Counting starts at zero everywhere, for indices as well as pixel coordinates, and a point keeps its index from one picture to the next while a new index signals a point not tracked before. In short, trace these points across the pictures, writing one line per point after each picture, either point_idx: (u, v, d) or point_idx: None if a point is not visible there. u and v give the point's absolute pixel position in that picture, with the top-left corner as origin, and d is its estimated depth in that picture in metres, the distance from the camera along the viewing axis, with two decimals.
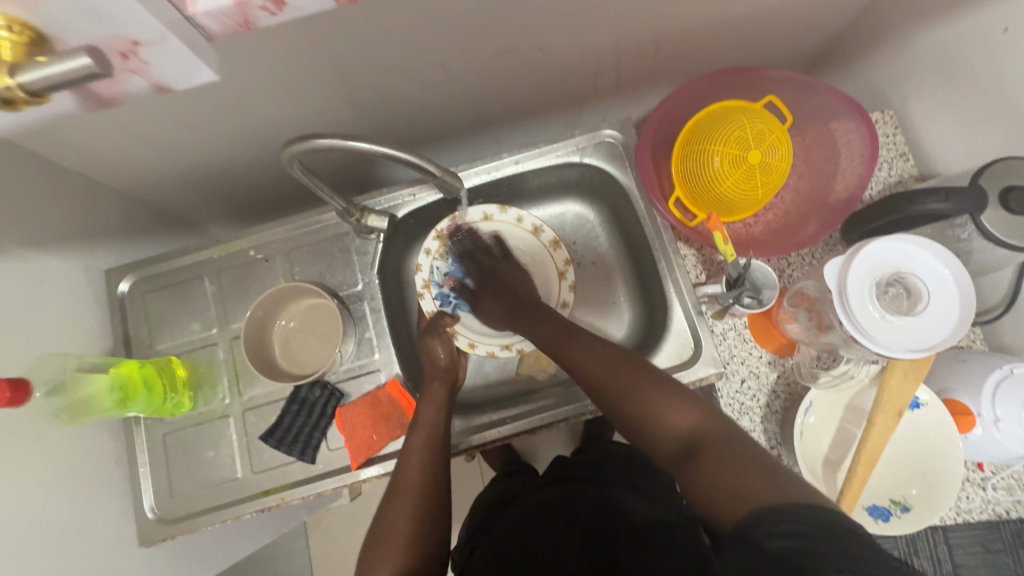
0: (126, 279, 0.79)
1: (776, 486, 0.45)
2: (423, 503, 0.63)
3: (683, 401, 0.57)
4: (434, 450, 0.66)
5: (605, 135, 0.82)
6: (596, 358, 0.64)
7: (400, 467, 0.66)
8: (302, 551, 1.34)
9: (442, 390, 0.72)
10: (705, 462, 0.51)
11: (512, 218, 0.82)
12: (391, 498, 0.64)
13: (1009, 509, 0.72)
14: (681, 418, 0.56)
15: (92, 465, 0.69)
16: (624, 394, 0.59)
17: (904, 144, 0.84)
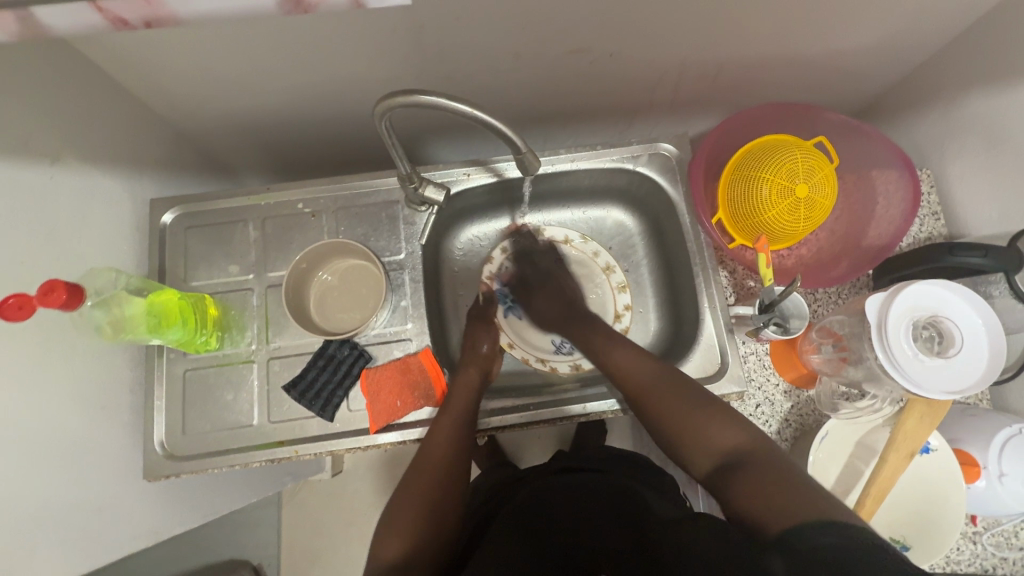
0: (171, 211, 0.79)
1: (819, 502, 0.47)
2: (437, 481, 0.64)
3: (733, 423, 0.60)
4: (460, 434, 0.67)
5: (661, 148, 0.84)
6: (637, 375, 0.69)
7: (426, 440, 0.67)
8: (275, 519, 1.32)
9: (474, 375, 0.74)
10: (746, 476, 0.53)
11: (590, 250, 0.90)
12: (411, 468, 0.66)
13: (995, 565, 0.75)
14: (725, 438, 0.59)
15: (109, 388, 0.69)
16: (664, 411, 0.64)
17: (937, 205, 0.87)
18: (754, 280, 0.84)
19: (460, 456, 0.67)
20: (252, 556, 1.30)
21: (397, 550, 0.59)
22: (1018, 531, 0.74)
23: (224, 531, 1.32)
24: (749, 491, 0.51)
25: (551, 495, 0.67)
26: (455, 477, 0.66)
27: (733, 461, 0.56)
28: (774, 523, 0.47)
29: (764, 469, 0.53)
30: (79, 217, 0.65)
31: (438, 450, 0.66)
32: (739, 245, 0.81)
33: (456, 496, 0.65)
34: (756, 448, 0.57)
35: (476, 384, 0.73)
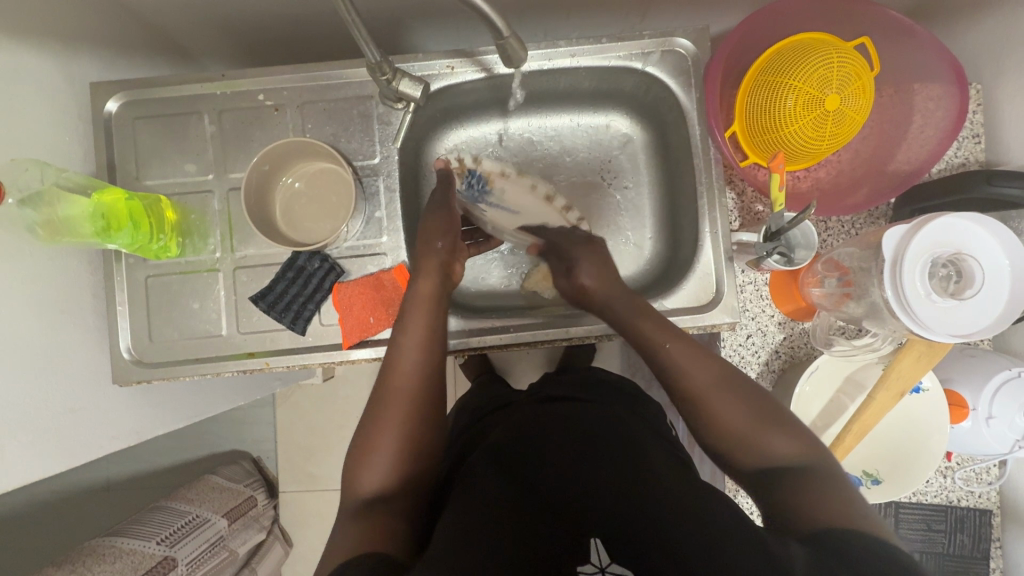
0: (114, 99, 0.70)
1: (847, 509, 0.46)
2: (413, 411, 0.60)
3: (781, 430, 0.54)
4: (431, 359, 0.63)
5: (677, 45, 0.73)
6: (682, 356, 0.61)
7: (388, 372, 0.62)
8: (269, 419, 1.36)
9: (428, 291, 0.66)
10: (808, 482, 0.49)
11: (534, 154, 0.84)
12: (377, 407, 0.60)
13: (961, 498, 0.75)
14: (779, 444, 0.53)
15: (67, 292, 0.65)
16: (715, 407, 0.57)
17: (980, 125, 0.77)
18: (763, 204, 0.77)
19: (436, 382, 0.62)
20: (252, 449, 1.36)
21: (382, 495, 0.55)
22: (990, 467, 0.74)
23: (221, 427, 1.36)
24: (796, 504, 0.48)
25: (537, 428, 0.64)
26: (434, 403, 0.61)
27: (786, 469, 0.51)
28: (802, 529, 0.45)
29: (812, 484, 0.49)
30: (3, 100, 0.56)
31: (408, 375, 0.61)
32: (750, 164, 0.73)
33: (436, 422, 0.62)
34: (799, 455, 0.52)
35: (437, 290, 0.66)
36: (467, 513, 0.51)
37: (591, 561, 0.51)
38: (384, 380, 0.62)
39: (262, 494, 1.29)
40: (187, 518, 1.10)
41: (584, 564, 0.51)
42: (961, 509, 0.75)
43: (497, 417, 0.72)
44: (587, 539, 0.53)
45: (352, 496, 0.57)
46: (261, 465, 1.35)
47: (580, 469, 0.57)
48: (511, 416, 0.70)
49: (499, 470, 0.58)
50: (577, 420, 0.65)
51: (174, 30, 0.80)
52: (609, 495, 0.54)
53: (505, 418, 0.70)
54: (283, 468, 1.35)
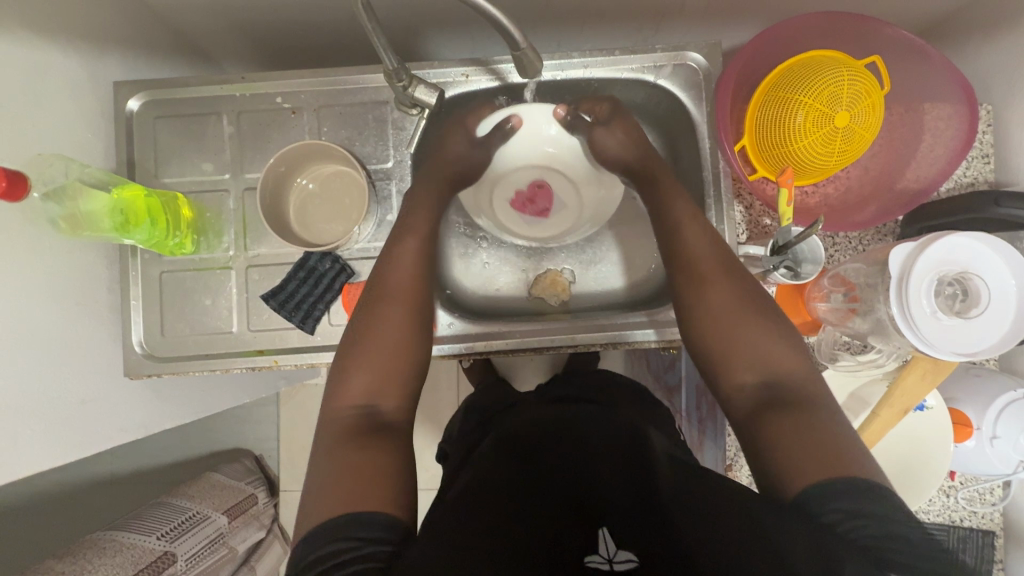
0: (136, 98, 0.71)
1: (844, 455, 0.47)
2: (407, 316, 0.63)
3: (788, 344, 0.59)
4: (420, 276, 0.65)
5: (688, 59, 0.74)
6: (720, 259, 0.65)
7: (384, 274, 0.65)
8: (272, 417, 1.36)
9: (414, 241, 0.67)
10: (794, 411, 0.52)
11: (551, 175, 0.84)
12: (373, 306, 0.63)
13: (964, 517, 0.75)
14: (778, 357, 0.58)
15: (83, 285, 0.66)
16: (724, 315, 0.61)
17: (989, 145, 0.77)
18: (770, 218, 0.77)
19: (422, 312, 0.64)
20: (254, 446, 1.37)
21: (366, 386, 0.58)
22: (994, 488, 0.74)
23: (225, 423, 1.37)
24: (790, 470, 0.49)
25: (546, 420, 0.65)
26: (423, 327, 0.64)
27: (780, 393, 0.55)
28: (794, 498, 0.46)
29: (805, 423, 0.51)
30: (30, 97, 0.58)
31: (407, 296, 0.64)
32: (759, 178, 0.74)
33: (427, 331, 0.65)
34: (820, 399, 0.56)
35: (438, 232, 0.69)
36: (477, 495, 0.52)
37: (598, 552, 0.47)
38: (380, 284, 0.64)
39: (263, 492, 1.30)
40: (187, 514, 1.10)
41: (592, 555, 0.47)
42: (964, 529, 0.75)
43: (506, 416, 0.72)
44: (595, 530, 0.50)
45: (340, 404, 0.57)
46: (263, 463, 1.36)
47: (591, 464, 0.56)
48: (518, 414, 0.70)
49: (511, 462, 0.58)
50: (588, 419, 0.65)
51: (197, 33, 0.82)
52: (622, 477, 0.54)
53: (512, 417, 0.70)
54: (285, 467, 1.35)
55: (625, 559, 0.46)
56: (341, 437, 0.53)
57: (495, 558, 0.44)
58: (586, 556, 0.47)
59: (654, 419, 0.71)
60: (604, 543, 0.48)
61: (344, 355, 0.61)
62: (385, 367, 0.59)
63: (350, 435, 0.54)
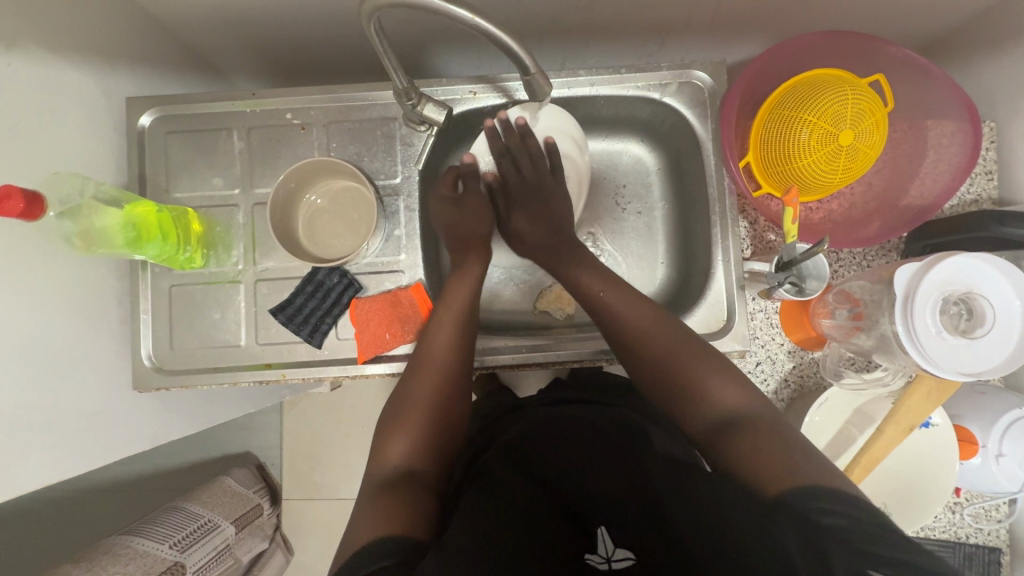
0: (148, 114, 0.72)
1: (803, 462, 0.48)
2: (445, 382, 0.64)
3: (735, 383, 0.58)
4: (460, 344, 0.67)
5: (694, 77, 0.75)
6: (631, 308, 0.66)
7: (425, 341, 0.67)
8: (276, 426, 1.37)
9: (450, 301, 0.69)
10: (750, 436, 0.52)
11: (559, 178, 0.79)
12: (415, 374, 0.65)
13: (969, 534, 0.75)
14: (726, 396, 0.57)
15: (94, 299, 0.67)
16: (655, 355, 0.62)
17: (993, 163, 0.78)
18: (775, 233, 0.77)
19: (459, 376, 0.65)
20: (258, 455, 1.37)
21: (409, 456, 0.58)
22: (1000, 505, 0.74)
23: (229, 432, 1.37)
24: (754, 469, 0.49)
25: (552, 428, 0.64)
26: (459, 390, 0.65)
27: (731, 420, 0.54)
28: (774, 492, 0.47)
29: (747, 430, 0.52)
30: (45, 114, 0.59)
31: (440, 359, 0.66)
32: (764, 194, 0.74)
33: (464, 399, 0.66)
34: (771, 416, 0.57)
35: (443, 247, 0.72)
36: (478, 501, 0.52)
37: (596, 552, 0.50)
38: (420, 351, 0.66)
39: (267, 502, 1.30)
40: (200, 521, 1.11)
41: (591, 553, 0.50)
42: (970, 546, 0.74)
43: (509, 419, 0.73)
44: (594, 529, 0.52)
45: (379, 467, 0.57)
46: (267, 472, 1.36)
47: (590, 466, 0.57)
48: (524, 418, 0.70)
49: (513, 467, 0.59)
50: (586, 420, 0.66)
51: (208, 48, 0.83)
52: (621, 484, 0.53)
53: (519, 420, 0.70)
54: (288, 476, 1.35)
55: (621, 557, 0.49)
56: (374, 489, 0.54)
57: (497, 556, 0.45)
58: (585, 554, 0.50)
59: (651, 414, 0.71)
60: (603, 545, 0.51)
61: (387, 421, 0.62)
62: (421, 427, 0.60)
63: (379, 487, 0.54)
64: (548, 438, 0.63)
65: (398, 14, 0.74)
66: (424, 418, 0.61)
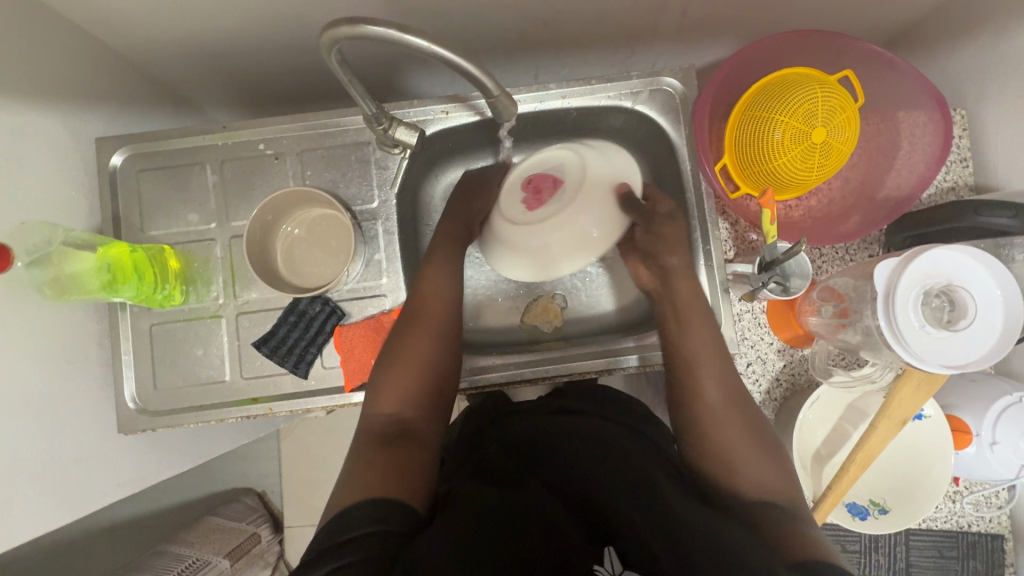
0: (119, 153, 0.72)
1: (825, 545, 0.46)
2: (435, 333, 0.67)
3: (770, 461, 0.59)
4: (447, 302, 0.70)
5: (664, 84, 0.75)
6: (696, 340, 0.70)
7: (415, 297, 0.69)
8: (272, 454, 1.35)
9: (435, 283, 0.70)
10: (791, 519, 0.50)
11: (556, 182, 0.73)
12: (404, 324, 0.67)
13: (971, 522, 0.75)
14: (767, 476, 0.57)
15: (71, 345, 0.66)
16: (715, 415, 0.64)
17: (967, 149, 0.78)
18: (756, 233, 0.78)
19: (450, 334, 0.68)
20: (256, 484, 1.35)
21: (401, 401, 0.61)
22: (999, 491, 0.74)
23: (225, 463, 1.36)
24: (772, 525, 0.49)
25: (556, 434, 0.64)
26: (450, 348, 0.68)
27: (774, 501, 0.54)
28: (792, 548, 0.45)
29: (776, 503, 0.53)
30: (10, 165, 0.58)
31: (433, 318, 0.68)
32: (742, 195, 0.75)
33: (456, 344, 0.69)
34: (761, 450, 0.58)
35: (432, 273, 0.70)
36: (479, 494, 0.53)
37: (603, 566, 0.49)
38: (410, 303, 0.69)
39: (266, 530, 1.29)
40: (188, 561, 1.14)
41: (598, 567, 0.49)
42: (973, 534, 0.74)
43: (506, 422, 0.72)
44: (601, 547, 0.51)
45: (372, 412, 0.60)
46: (265, 501, 1.35)
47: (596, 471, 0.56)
48: (522, 423, 0.70)
49: (517, 463, 0.60)
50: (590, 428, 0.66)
51: (178, 81, 0.82)
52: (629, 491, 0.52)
53: (516, 426, 0.70)
54: (287, 504, 1.34)
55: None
56: (370, 437, 0.56)
57: (495, 538, 0.47)
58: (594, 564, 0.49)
59: (648, 427, 0.70)
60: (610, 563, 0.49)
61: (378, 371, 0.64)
62: (414, 382, 0.63)
63: (374, 438, 0.56)
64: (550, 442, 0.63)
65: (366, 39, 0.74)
66: (422, 372, 0.64)
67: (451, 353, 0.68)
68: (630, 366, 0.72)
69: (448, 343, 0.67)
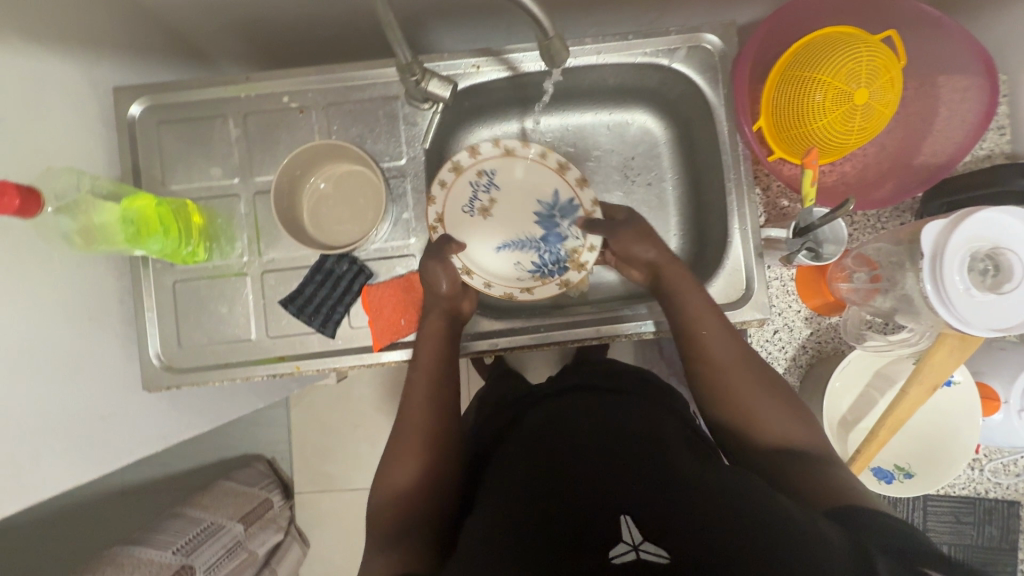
0: (139, 103, 0.69)
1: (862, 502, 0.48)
2: (426, 438, 0.62)
3: (790, 416, 0.59)
4: (435, 393, 0.64)
5: (704, 41, 0.72)
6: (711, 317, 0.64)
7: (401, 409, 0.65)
8: (285, 420, 1.36)
9: (438, 324, 0.67)
10: (825, 472, 0.53)
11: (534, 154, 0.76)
12: (392, 447, 0.63)
13: (988, 490, 0.76)
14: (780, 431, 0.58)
15: (95, 299, 0.65)
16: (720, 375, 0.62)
17: (1005, 117, 0.77)
18: (788, 199, 0.77)
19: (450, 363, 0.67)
20: (267, 450, 1.36)
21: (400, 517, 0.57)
22: (1017, 459, 0.75)
23: (237, 428, 1.36)
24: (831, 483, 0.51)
25: (576, 421, 0.62)
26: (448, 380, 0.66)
27: (798, 452, 0.56)
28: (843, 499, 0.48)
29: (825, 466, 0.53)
30: (30, 108, 0.56)
31: (420, 421, 0.63)
32: (777, 159, 0.73)
33: (450, 428, 0.64)
34: (813, 449, 0.56)
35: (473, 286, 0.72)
36: (501, 530, 0.50)
37: (622, 540, 0.46)
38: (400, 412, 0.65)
39: (277, 495, 1.30)
40: (202, 526, 1.10)
41: (616, 546, 0.46)
42: (989, 501, 0.76)
43: (522, 408, 0.71)
44: (616, 518, 0.48)
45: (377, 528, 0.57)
46: (276, 467, 1.36)
47: (621, 467, 0.53)
48: (539, 407, 0.68)
49: (526, 465, 0.57)
50: (616, 412, 0.63)
51: (194, 31, 0.79)
52: (650, 492, 0.50)
53: (532, 412, 0.68)
54: (299, 469, 1.35)
55: (651, 550, 0.45)
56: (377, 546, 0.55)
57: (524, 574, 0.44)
58: (610, 549, 0.45)
59: (666, 403, 0.70)
60: (628, 532, 0.47)
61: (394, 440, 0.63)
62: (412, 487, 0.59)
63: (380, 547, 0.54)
64: (573, 427, 0.61)
65: None
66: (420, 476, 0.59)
67: (450, 444, 0.63)
68: (646, 334, 0.72)
69: (443, 430, 0.63)
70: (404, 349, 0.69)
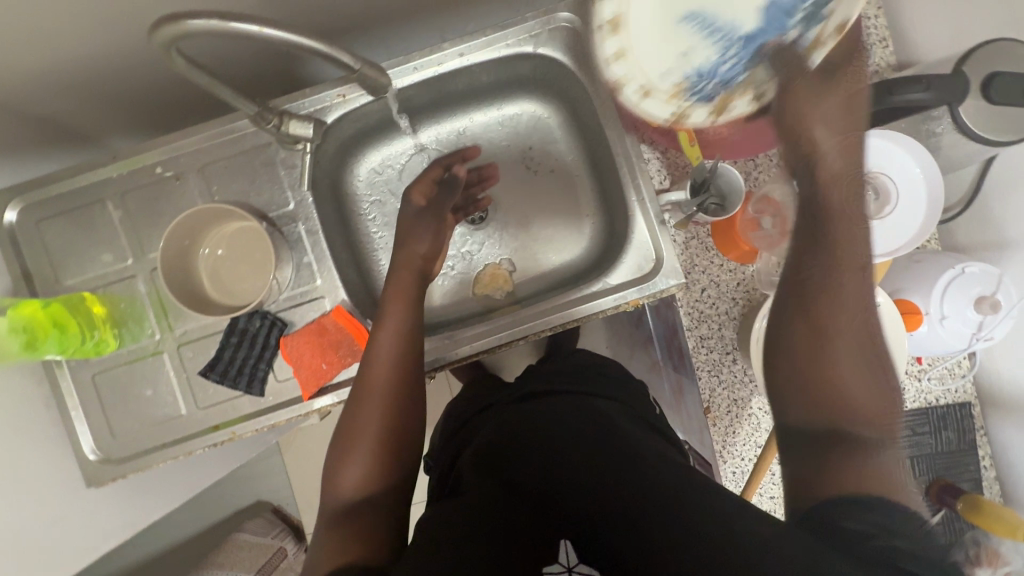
0: (12, 207, 0.68)
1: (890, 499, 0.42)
2: (389, 400, 0.62)
3: (864, 372, 0.48)
4: (401, 357, 0.64)
5: (560, 19, 0.70)
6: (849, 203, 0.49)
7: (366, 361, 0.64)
8: (279, 467, 1.36)
9: (409, 286, 0.69)
10: (871, 455, 0.45)
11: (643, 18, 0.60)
12: (356, 400, 0.62)
13: (939, 397, 0.77)
14: (858, 388, 0.47)
15: (17, 413, 0.64)
16: (831, 280, 0.49)
17: (885, 28, 0.73)
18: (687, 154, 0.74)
19: (407, 394, 0.63)
20: (269, 500, 1.36)
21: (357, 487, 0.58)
22: (961, 361, 0.76)
23: (232, 487, 1.36)
24: (829, 462, 0.46)
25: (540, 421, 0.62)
26: (410, 414, 0.63)
27: (857, 425, 0.46)
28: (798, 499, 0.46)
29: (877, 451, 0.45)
30: None
31: (383, 386, 0.62)
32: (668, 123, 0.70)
33: (417, 400, 0.64)
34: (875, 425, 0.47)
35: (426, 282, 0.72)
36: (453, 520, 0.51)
37: (557, 561, 0.49)
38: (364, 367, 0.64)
39: (289, 540, 1.31)
40: None
41: (552, 564, 0.48)
42: (941, 407, 0.77)
43: (480, 418, 0.73)
44: (555, 540, 0.50)
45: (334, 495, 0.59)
46: (284, 513, 1.36)
47: (581, 462, 0.55)
48: (495, 415, 0.70)
49: (491, 474, 0.57)
50: (579, 409, 0.64)
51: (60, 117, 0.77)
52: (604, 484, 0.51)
53: (493, 418, 0.69)
54: (304, 512, 1.35)
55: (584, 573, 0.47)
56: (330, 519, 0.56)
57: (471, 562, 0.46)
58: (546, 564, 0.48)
59: (623, 394, 0.72)
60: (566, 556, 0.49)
61: (339, 441, 0.62)
62: (371, 458, 0.60)
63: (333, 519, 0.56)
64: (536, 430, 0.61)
65: (199, 44, 0.69)
66: (379, 446, 0.60)
67: (410, 415, 0.63)
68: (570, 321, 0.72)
69: (410, 401, 0.63)
70: (333, 393, 0.68)
